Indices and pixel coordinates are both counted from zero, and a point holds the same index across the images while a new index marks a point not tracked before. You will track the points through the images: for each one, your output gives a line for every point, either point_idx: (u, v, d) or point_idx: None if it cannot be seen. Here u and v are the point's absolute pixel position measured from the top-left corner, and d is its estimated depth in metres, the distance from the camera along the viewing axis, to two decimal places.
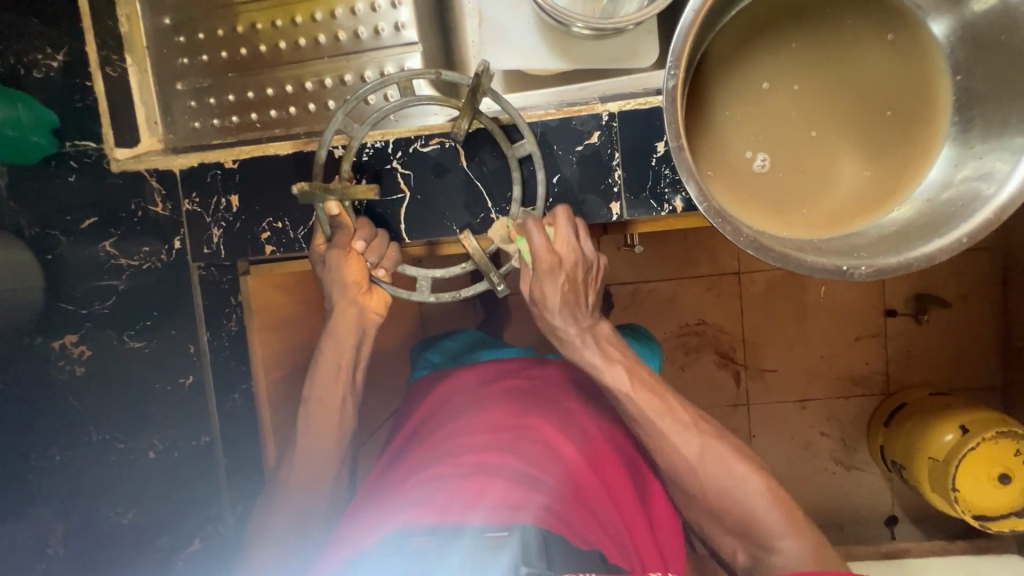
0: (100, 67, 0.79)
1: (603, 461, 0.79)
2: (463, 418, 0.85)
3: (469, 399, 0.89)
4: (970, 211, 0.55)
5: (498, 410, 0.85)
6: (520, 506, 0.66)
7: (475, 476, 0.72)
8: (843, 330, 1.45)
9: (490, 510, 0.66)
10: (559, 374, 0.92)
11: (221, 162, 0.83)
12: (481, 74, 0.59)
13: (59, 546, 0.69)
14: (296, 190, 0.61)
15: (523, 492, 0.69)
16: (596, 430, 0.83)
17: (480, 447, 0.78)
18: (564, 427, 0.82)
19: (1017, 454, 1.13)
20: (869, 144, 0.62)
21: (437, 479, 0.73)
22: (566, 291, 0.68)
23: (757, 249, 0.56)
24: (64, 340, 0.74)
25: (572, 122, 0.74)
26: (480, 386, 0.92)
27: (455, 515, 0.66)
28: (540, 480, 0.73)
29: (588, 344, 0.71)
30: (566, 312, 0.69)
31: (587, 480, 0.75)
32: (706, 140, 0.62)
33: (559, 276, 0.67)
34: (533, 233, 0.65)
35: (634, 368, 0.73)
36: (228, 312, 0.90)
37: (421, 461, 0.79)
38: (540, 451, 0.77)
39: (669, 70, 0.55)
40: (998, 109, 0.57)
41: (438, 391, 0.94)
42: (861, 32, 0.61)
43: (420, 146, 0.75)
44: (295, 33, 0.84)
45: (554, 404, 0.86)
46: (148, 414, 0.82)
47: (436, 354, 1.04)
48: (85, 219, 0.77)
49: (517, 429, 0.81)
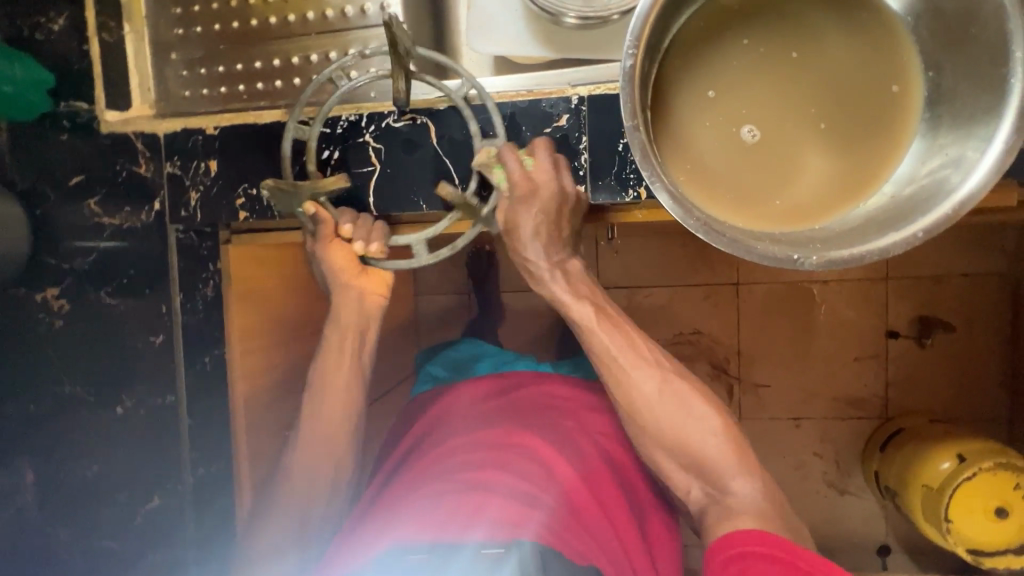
0: (96, 32, 0.83)
1: (597, 478, 0.80)
2: (460, 438, 0.83)
3: (462, 422, 0.89)
4: (930, 206, 0.53)
5: (491, 430, 0.84)
6: (523, 521, 0.65)
7: (472, 492, 0.70)
8: (841, 349, 1.42)
9: (489, 527, 0.64)
10: (557, 398, 0.92)
11: (203, 128, 0.86)
12: (390, 28, 0.59)
13: (28, 494, 0.75)
14: (264, 190, 0.63)
15: (519, 512, 0.67)
16: (591, 448, 0.84)
17: (477, 464, 0.76)
18: (560, 445, 0.81)
19: (1017, 488, 1.08)
20: (837, 140, 0.61)
21: (433, 494, 0.71)
22: (541, 224, 0.69)
23: (709, 232, 0.56)
24: (46, 292, 0.79)
25: (541, 104, 0.74)
26: (476, 408, 0.91)
27: (453, 531, 0.64)
28: (540, 496, 0.72)
29: (556, 278, 0.73)
30: (545, 241, 0.71)
31: (584, 500, 0.75)
32: (670, 125, 0.61)
33: (533, 204, 0.67)
34: (542, 163, 0.68)
35: (603, 311, 0.75)
36: (205, 278, 0.92)
37: (419, 477, 0.78)
38: (537, 468, 0.77)
39: (629, 49, 0.55)
40: (964, 106, 0.55)
41: (436, 406, 0.96)
42: (826, 18, 0.60)
43: (392, 121, 0.75)
44: (285, 9, 0.86)
45: (547, 422, 0.86)
46: (123, 375, 0.85)
47: (438, 366, 1.09)
48: (73, 175, 0.81)
49: (513, 446, 0.80)
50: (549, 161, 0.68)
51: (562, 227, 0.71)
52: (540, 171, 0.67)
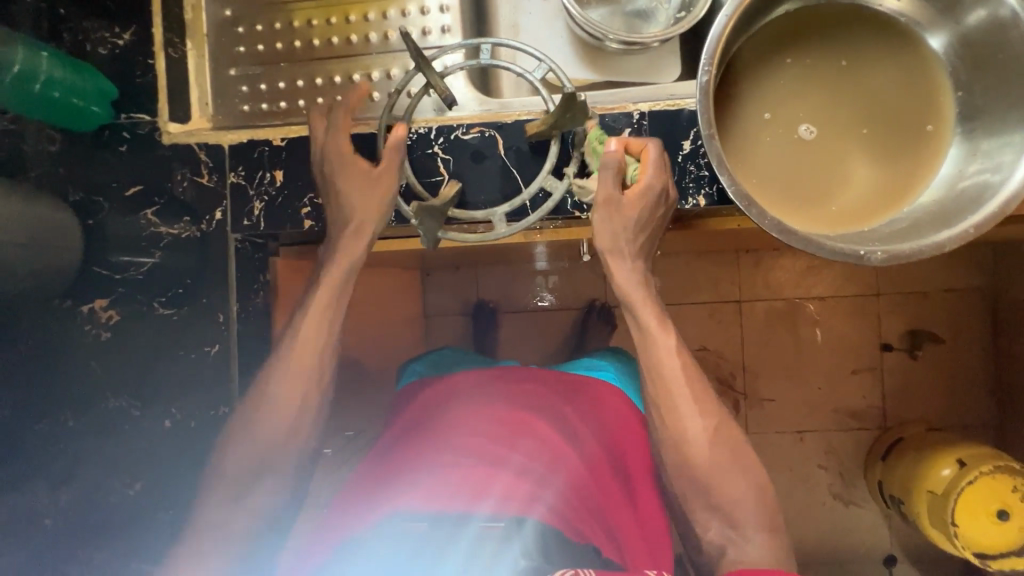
0: (162, 49, 0.84)
1: (597, 463, 0.77)
2: (467, 410, 0.80)
3: (469, 392, 0.83)
4: (979, 205, 0.59)
5: (495, 407, 0.80)
6: (532, 499, 0.68)
7: (478, 464, 0.73)
8: (839, 363, 1.47)
9: (498, 501, 0.68)
10: (561, 378, 0.86)
11: (270, 139, 0.84)
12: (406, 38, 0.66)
13: (56, 517, 0.71)
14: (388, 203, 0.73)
15: (523, 489, 0.70)
16: (589, 432, 0.80)
17: (481, 440, 0.76)
18: (559, 429, 0.79)
19: (1016, 490, 1.11)
20: (878, 154, 0.68)
21: (436, 469, 0.73)
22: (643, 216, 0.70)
23: (782, 232, 0.60)
24: (94, 304, 0.79)
25: (604, 119, 0.79)
26: (488, 374, 0.86)
27: (463, 501, 0.68)
28: (548, 473, 0.73)
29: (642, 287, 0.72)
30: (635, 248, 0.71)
31: (586, 484, 0.74)
32: (733, 136, 0.67)
33: (644, 202, 0.69)
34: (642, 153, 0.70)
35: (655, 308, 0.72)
36: (257, 288, 0.88)
37: (423, 446, 0.76)
38: (537, 452, 0.75)
39: (705, 66, 0.61)
40: (998, 121, 0.62)
41: (439, 385, 0.85)
42: (866, 47, 0.68)
43: (461, 134, 0.79)
44: (347, 30, 0.89)
45: (550, 403, 0.82)
46: (167, 387, 0.83)
47: (421, 363, 0.96)
48: (130, 187, 0.82)
49: (519, 425, 0.78)
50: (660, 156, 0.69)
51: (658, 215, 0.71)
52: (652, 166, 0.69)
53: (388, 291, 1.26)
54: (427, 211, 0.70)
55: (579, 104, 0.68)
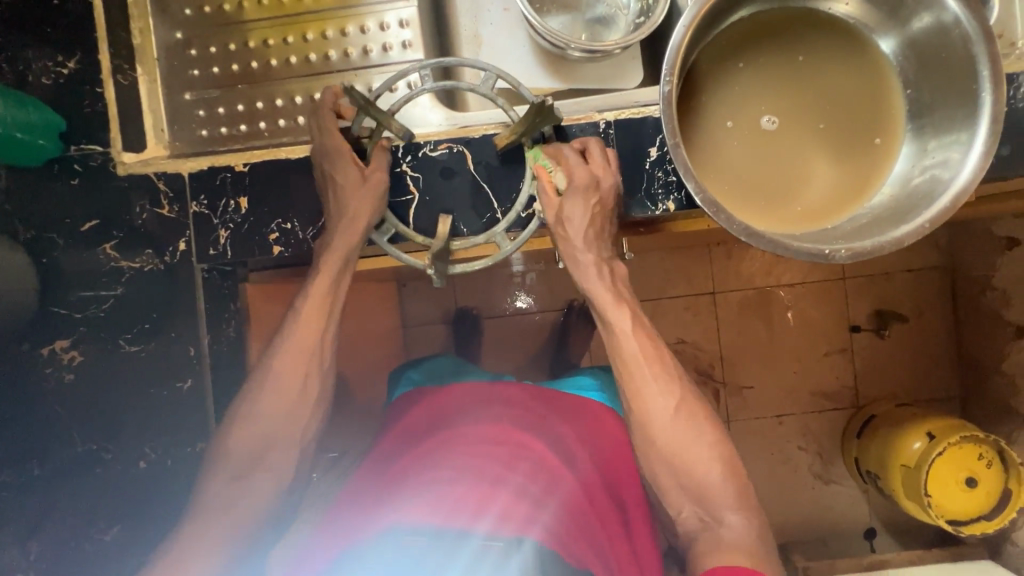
0: (111, 75, 0.80)
1: (595, 487, 0.76)
2: (467, 425, 0.79)
3: (469, 408, 0.82)
4: (930, 200, 0.62)
5: (493, 424, 0.79)
6: (529, 522, 0.66)
7: (478, 483, 0.69)
8: (814, 345, 1.48)
9: (496, 521, 0.66)
10: (558, 397, 0.86)
11: (231, 165, 0.81)
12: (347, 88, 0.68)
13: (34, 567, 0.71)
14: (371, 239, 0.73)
15: (523, 509, 0.68)
16: (584, 452, 0.80)
17: (481, 456, 0.74)
18: (557, 448, 0.78)
19: (981, 457, 1.17)
20: (839, 150, 0.70)
21: (439, 478, 0.70)
22: (594, 212, 0.71)
23: (750, 235, 0.62)
24: (54, 344, 0.75)
25: (571, 129, 0.79)
26: (489, 391, 0.85)
27: (463, 519, 0.66)
28: (546, 496, 0.71)
29: (603, 275, 0.72)
30: (590, 236, 0.72)
31: (584, 507, 0.72)
32: (698, 140, 0.68)
33: (591, 197, 0.71)
34: (567, 157, 0.72)
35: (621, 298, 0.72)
36: (227, 317, 0.86)
37: (421, 455, 0.75)
38: (535, 471, 0.73)
39: (666, 77, 0.61)
40: (945, 117, 0.65)
41: (439, 397, 0.85)
42: (824, 45, 0.70)
43: (429, 151, 0.78)
44: (306, 49, 0.88)
45: (547, 422, 0.81)
46: (135, 425, 0.79)
47: (417, 372, 0.95)
48: (85, 222, 0.78)
49: (520, 446, 0.76)
50: (602, 158, 0.72)
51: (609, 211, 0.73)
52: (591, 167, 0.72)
53: (364, 305, 1.24)
54: (434, 254, 0.71)
55: (549, 109, 0.67)
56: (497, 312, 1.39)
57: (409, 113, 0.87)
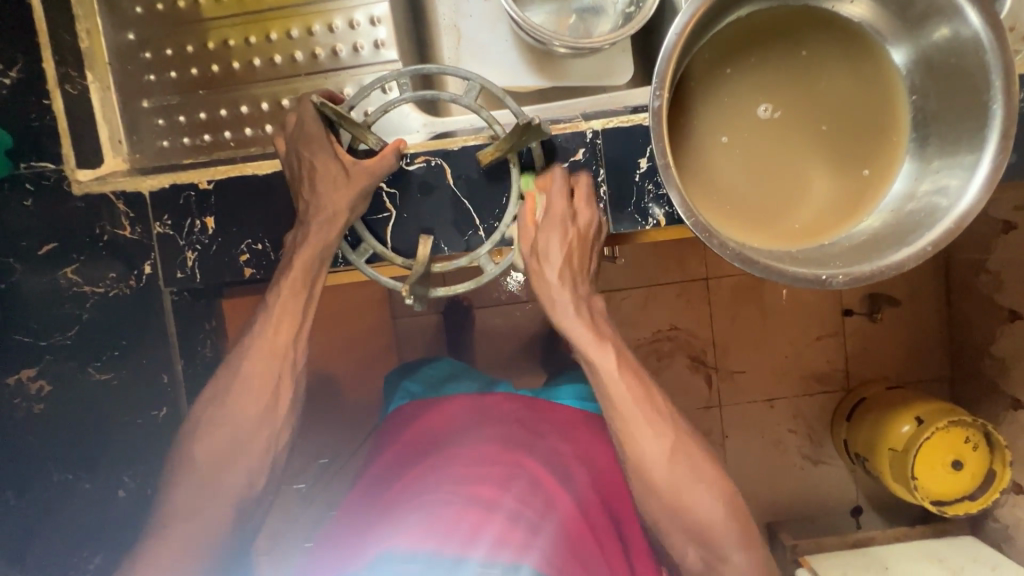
0: (58, 85, 0.74)
1: (593, 508, 0.74)
2: (458, 446, 0.78)
3: (462, 426, 0.81)
4: (933, 221, 0.59)
5: (485, 445, 0.77)
6: (525, 547, 0.65)
7: (469, 507, 0.68)
8: (807, 329, 1.38)
9: (491, 548, 0.63)
10: (549, 410, 0.84)
11: (195, 183, 0.76)
12: (317, 103, 0.63)
13: None
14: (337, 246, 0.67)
15: (518, 534, 0.66)
16: (581, 470, 0.78)
17: (473, 479, 0.72)
18: (552, 466, 0.77)
19: (967, 440, 1.16)
20: (840, 162, 0.66)
21: (431, 505, 0.69)
22: (571, 245, 0.68)
23: (743, 261, 0.58)
24: (20, 374, 0.71)
25: (557, 139, 0.74)
26: (481, 409, 0.83)
27: (455, 546, 0.63)
28: (540, 519, 0.69)
29: (580, 311, 0.68)
30: (566, 274, 0.68)
31: (583, 532, 0.70)
32: (690, 156, 0.65)
33: (568, 228, 0.68)
34: (552, 186, 0.69)
35: (604, 339, 0.68)
36: (202, 338, 0.89)
37: (413, 480, 0.74)
38: (529, 492, 0.72)
39: (655, 90, 0.57)
40: (950, 129, 0.61)
41: (432, 415, 0.83)
42: (824, 48, 0.65)
43: (404, 165, 0.74)
44: (270, 50, 0.83)
45: (541, 439, 0.80)
46: (111, 452, 0.76)
47: (416, 384, 0.91)
48: (43, 244, 0.73)
49: (513, 465, 0.75)
50: (586, 191, 0.71)
51: (588, 252, 0.71)
52: (575, 202, 0.70)
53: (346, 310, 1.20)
54: (415, 280, 0.67)
55: (535, 129, 0.61)
56: (489, 300, 1.24)
57: (381, 120, 0.82)
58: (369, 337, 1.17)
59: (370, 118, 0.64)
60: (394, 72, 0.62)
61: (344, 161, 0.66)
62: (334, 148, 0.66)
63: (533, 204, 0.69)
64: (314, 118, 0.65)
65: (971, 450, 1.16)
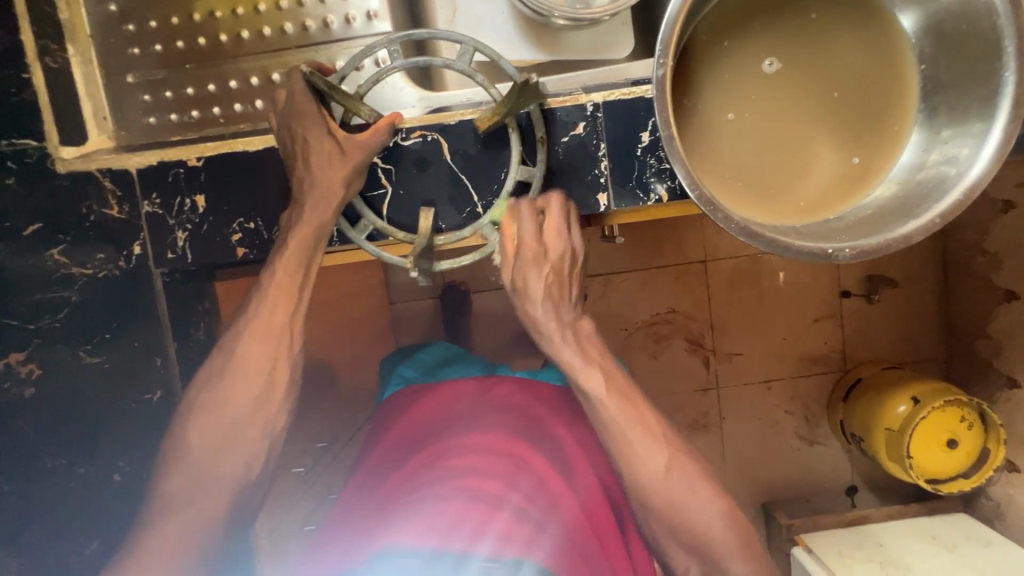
0: (38, 58, 0.71)
1: (596, 505, 0.72)
2: (461, 436, 0.76)
3: (465, 416, 0.80)
4: (942, 193, 0.57)
5: (489, 436, 0.75)
6: (529, 543, 0.63)
7: (474, 500, 0.66)
8: (805, 310, 1.37)
9: (496, 543, 0.61)
10: (548, 397, 0.83)
11: (183, 160, 0.74)
12: (308, 74, 0.61)
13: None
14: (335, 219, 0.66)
15: (523, 530, 0.64)
16: (584, 463, 0.76)
17: (476, 470, 0.70)
18: (555, 459, 0.75)
19: (963, 418, 1.16)
20: (846, 133, 0.65)
21: (432, 497, 0.67)
22: (550, 281, 0.65)
23: (749, 234, 0.57)
24: (9, 358, 0.66)
25: (557, 113, 0.72)
26: (482, 400, 0.82)
27: (460, 540, 0.61)
28: (544, 515, 0.68)
29: (567, 340, 0.66)
30: (548, 306, 0.66)
31: (586, 528, 0.68)
32: (692, 128, 0.63)
33: (544, 265, 0.64)
34: (523, 217, 0.65)
35: (595, 359, 0.67)
36: (196, 318, 0.91)
37: (415, 473, 0.73)
38: (535, 487, 0.70)
39: (659, 58, 0.54)
40: (959, 97, 0.60)
41: (432, 404, 0.83)
42: (830, 16, 0.64)
43: (400, 140, 0.72)
44: (258, 22, 0.81)
45: (544, 431, 0.78)
46: (104, 437, 0.74)
47: (410, 368, 0.91)
48: (28, 226, 0.68)
49: (517, 458, 0.73)
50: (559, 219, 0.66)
51: (571, 284, 0.67)
52: (546, 234, 0.65)
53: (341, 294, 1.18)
54: (418, 253, 0.65)
55: (531, 88, 0.59)
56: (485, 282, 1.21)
57: (374, 95, 0.80)
58: (365, 320, 1.16)
59: (364, 88, 0.62)
60: (384, 38, 0.60)
61: (338, 135, 0.64)
62: (326, 121, 0.64)
63: (509, 230, 0.65)
64: (304, 90, 0.63)
65: (966, 429, 1.16)
